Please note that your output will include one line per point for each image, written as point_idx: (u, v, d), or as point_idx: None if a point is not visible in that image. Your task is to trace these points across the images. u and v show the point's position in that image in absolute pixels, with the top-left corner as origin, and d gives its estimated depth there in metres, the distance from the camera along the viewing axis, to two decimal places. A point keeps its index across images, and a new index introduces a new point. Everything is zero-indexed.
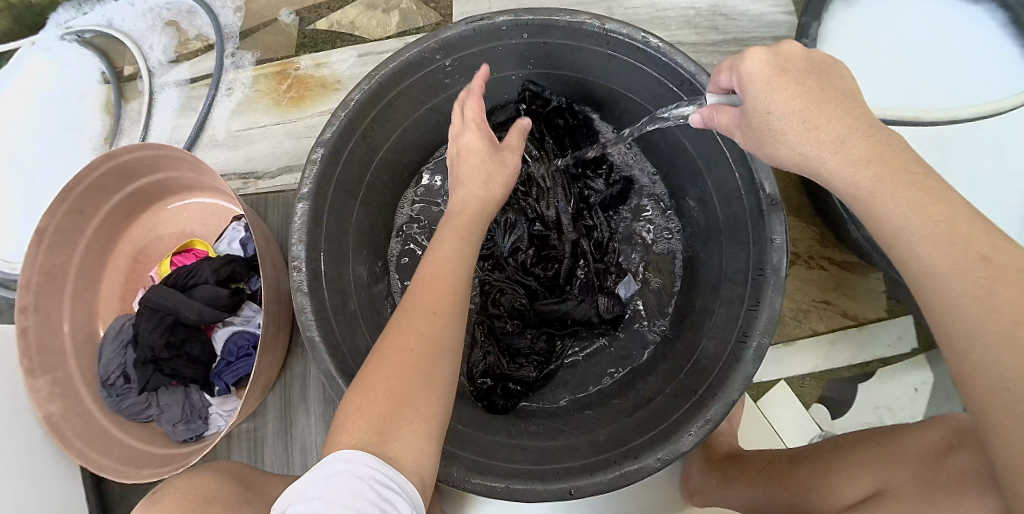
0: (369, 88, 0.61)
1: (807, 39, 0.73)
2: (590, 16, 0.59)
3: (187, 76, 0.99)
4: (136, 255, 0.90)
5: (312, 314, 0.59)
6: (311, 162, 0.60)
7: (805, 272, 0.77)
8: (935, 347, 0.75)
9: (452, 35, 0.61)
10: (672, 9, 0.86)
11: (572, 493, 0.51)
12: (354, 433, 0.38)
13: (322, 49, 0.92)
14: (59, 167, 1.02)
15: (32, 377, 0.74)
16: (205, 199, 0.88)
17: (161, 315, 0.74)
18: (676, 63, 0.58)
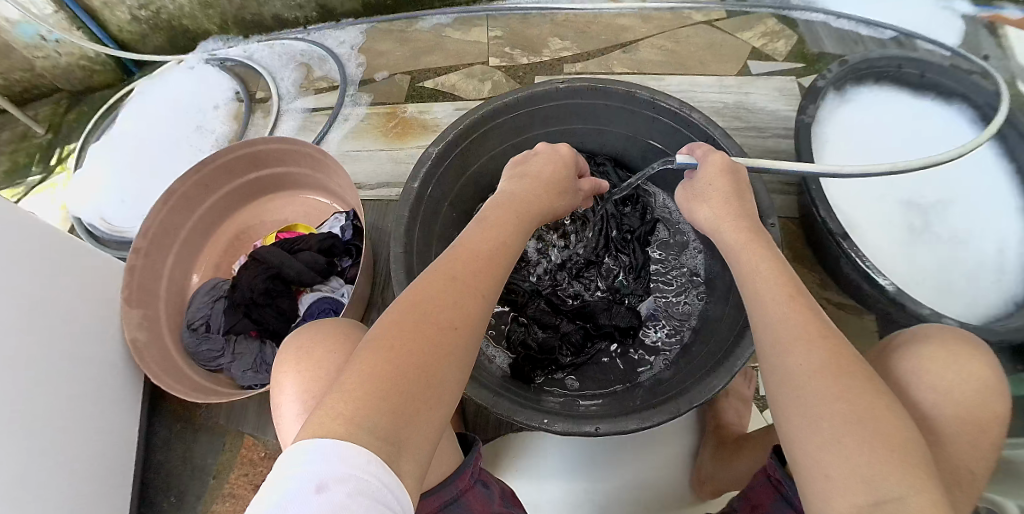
0: (474, 116, 0.83)
1: (804, 118, 0.88)
2: (641, 87, 0.82)
3: (311, 107, 1.23)
4: (238, 234, 1.09)
5: (401, 275, 0.74)
6: (425, 159, 0.80)
7: None
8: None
9: (541, 89, 0.84)
10: (705, 101, 1.11)
11: (598, 429, 0.60)
12: (343, 400, 0.40)
13: (426, 101, 1.17)
14: (177, 156, 1.26)
15: (128, 306, 0.92)
16: (312, 198, 1.08)
17: (265, 267, 0.91)
18: (702, 124, 0.78)
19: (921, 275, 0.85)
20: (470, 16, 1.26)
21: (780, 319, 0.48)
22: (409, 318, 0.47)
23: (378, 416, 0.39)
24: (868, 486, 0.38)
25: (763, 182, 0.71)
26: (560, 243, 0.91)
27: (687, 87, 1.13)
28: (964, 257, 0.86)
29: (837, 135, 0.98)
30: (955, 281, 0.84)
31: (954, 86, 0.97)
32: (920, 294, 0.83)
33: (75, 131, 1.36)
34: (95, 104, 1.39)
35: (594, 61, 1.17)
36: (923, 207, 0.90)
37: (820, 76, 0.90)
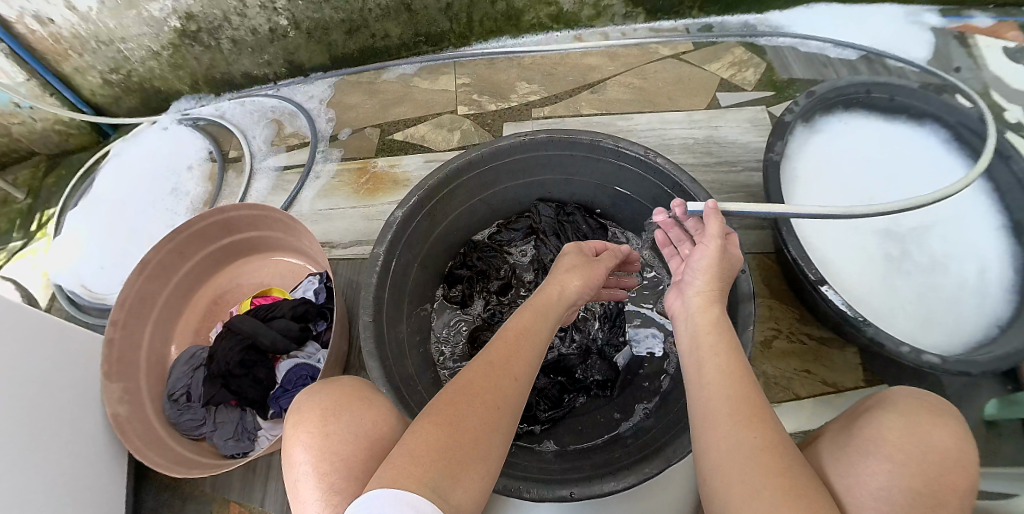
0: (436, 177, 0.81)
1: (773, 154, 0.86)
2: (605, 136, 0.81)
3: (283, 164, 1.23)
4: (216, 298, 1.06)
5: (372, 349, 0.70)
6: (389, 224, 0.77)
7: (787, 345, 0.84)
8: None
9: (501, 145, 0.82)
10: (675, 138, 1.10)
11: (571, 495, 0.57)
12: (413, 473, 0.40)
13: (396, 154, 1.17)
14: (154, 217, 1.23)
15: (109, 380, 0.87)
16: (286, 260, 1.06)
17: (240, 337, 0.88)
18: (670, 172, 0.76)
19: (902, 305, 0.83)
20: (437, 63, 1.27)
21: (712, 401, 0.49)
22: (467, 384, 0.49)
23: (440, 477, 0.40)
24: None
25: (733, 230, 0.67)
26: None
27: (657, 124, 1.12)
28: (943, 283, 0.85)
29: (808, 168, 0.97)
30: (933, 310, 0.83)
31: (925, 106, 0.96)
32: (899, 327, 0.81)
33: (55, 195, 1.32)
34: (74, 166, 1.36)
35: (562, 104, 1.17)
36: (900, 234, 0.89)
37: (787, 110, 0.88)
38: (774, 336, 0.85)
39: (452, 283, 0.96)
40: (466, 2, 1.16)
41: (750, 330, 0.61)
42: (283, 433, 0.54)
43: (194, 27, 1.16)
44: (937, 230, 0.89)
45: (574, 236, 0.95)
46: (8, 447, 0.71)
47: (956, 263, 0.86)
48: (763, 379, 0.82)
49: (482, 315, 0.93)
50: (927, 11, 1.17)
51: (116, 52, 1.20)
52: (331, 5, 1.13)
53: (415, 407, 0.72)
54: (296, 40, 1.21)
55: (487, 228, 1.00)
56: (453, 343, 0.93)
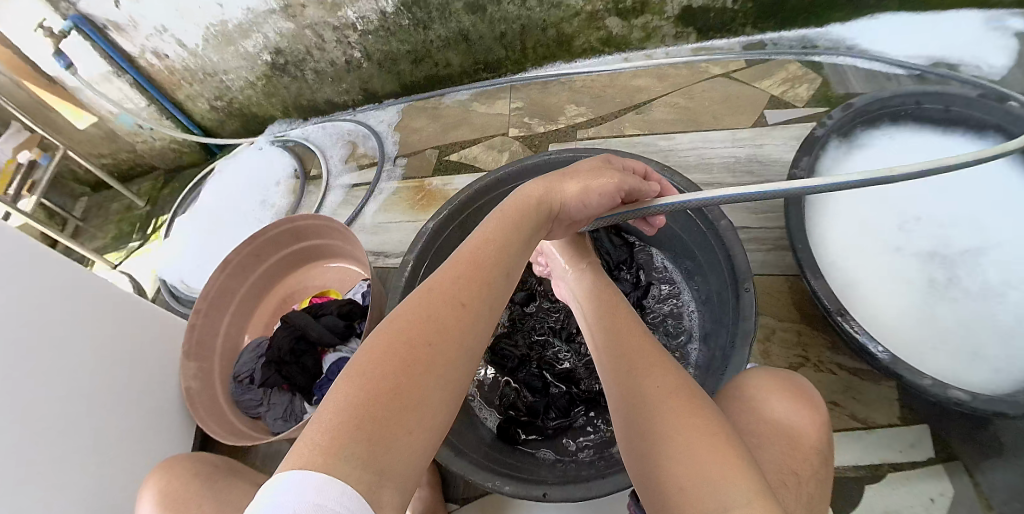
0: (468, 191, 0.87)
1: (797, 171, 0.80)
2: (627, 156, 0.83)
3: (352, 181, 1.37)
4: (285, 298, 1.20)
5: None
6: (422, 232, 0.85)
7: (815, 375, 0.78)
8: (955, 460, 0.70)
9: (531, 163, 0.87)
10: (716, 157, 1.08)
11: (544, 496, 0.55)
12: (325, 443, 0.37)
13: (450, 173, 1.26)
14: (244, 225, 1.42)
15: (187, 360, 1.02)
16: (342, 264, 1.18)
17: (293, 328, 1.00)
18: (683, 190, 0.76)
19: (938, 336, 0.74)
20: (495, 88, 1.35)
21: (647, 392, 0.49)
22: (392, 332, 0.46)
23: (357, 442, 0.38)
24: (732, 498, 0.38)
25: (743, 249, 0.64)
26: (551, 306, 0.86)
27: (699, 143, 1.11)
28: (999, 314, 0.74)
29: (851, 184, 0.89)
30: (978, 341, 0.73)
31: (985, 116, 0.86)
32: (932, 363, 0.73)
33: (168, 202, 1.58)
34: (185, 179, 1.63)
35: (606, 125, 1.20)
36: (947, 257, 0.80)
37: (820, 123, 0.83)
38: (802, 364, 0.79)
39: None
40: (518, 29, 1.23)
41: (746, 350, 0.59)
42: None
43: (282, 60, 1.32)
44: (988, 248, 0.79)
45: None
46: (92, 404, 0.85)
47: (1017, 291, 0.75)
48: None
49: None
50: (1010, 15, 1.05)
51: (218, 82, 1.40)
52: (399, 37, 1.26)
53: None
54: (368, 70, 1.35)
55: None
56: None
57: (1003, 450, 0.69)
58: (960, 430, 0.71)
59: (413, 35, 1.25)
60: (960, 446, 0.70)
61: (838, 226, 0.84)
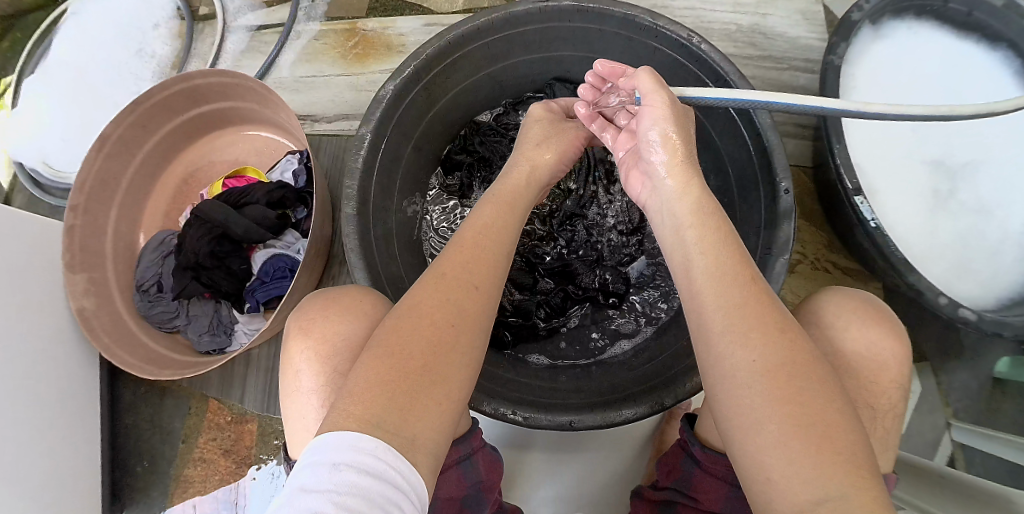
0: (440, 45, 0.67)
1: (833, 57, 0.77)
2: (642, 11, 0.67)
3: (259, 23, 1.03)
4: (187, 178, 0.97)
5: (356, 248, 0.63)
6: (381, 97, 0.66)
7: (810, 271, 0.91)
8: (925, 361, 0.89)
9: (518, 11, 0.68)
10: (715, 22, 0.97)
11: (572, 425, 0.56)
12: (360, 416, 0.35)
13: (389, 14, 0.97)
14: (122, 89, 1.08)
15: (72, 271, 0.81)
16: (265, 135, 0.95)
17: (210, 227, 0.81)
18: (717, 63, 0.65)
19: (939, 250, 0.83)
20: None
21: (725, 316, 0.42)
22: (413, 306, 0.43)
23: (388, 411, 0.36)
24: (810, 485, 0.33)
25: (781, 142, 0.63)
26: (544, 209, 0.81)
27: (695, 3, 0.98)
28: (984, 231, 0.83)
29: (865, 77, 0.85)
30: (965, 257, 0.83)
31: (999, 27, 0.82)
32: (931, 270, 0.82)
33: (12, 60, 1.13)
34: (31, 30, 1.14)
35: None
36: (951, 169, 0.85)
37: (856, 7, 0.78)
38: (799, 261, 0.92)
39: (446, 181, 0.86)
40: None
41: (782, 259, 0.60)
42: (283, 337, 0.54)
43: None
44: (989, 164, 0.84)
45: None
46: None
47: (994, 214, 0.83)
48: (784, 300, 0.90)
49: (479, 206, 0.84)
50: None
51: None
52: None
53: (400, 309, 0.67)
54: None
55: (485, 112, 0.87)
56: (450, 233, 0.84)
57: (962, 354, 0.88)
58: (934, 338, 0.89)
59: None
60: (932, 356, 0.89)
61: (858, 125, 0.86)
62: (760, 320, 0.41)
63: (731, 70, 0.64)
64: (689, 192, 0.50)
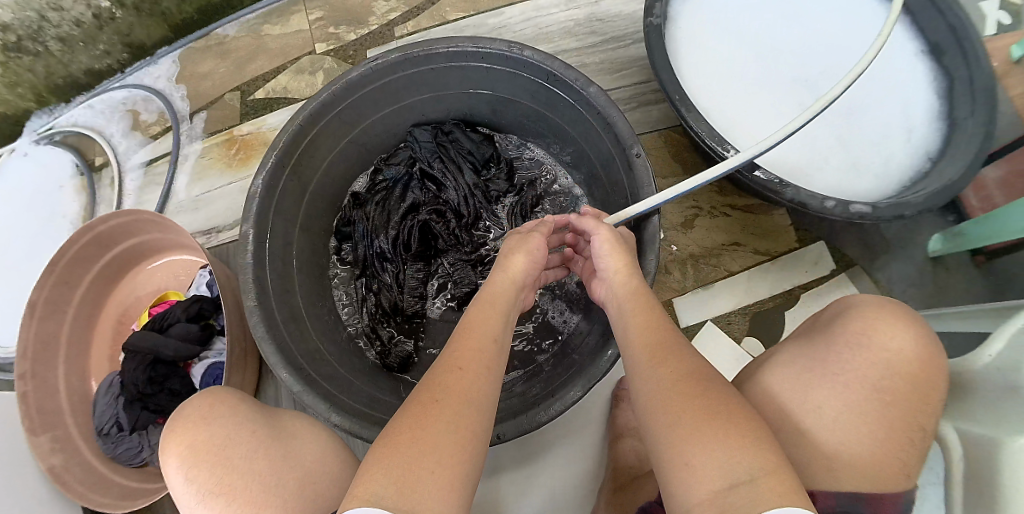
0: (293, 128, 0.73)
1: (653, 18, 0.85)
2: (461, 42, 0.74)
3: (148, 158, 1.09)
4: (120, 319, 1.01)
5: (266, 334, 0.68)
6: (253, 192, 0.71)
7: (713, 220, 0.96)
8: (854, 266, 0.96)
9: (353, 76, 0.74)
10: (552, 25, 1.02)
11: (502, 437, 0.61)
12: (368, 488, 0.45)
13: (260, 114, 1.05)
14: (42, 254, 1.12)
15: (35, 435, 0.85)
16: (179, 257, 1.01)
17: (141, 356, 0.84)
18: (538, 63, 0.73)
19: (824, 160, 0.95)
20: (284, 4, 1.11)
21: (647, 374, 0.54)
22: (428, 399, 0.52)
23: (389, 486, 0.44)
24: (722, 471, 0.44)
25: (620, 114, 0.71)
26: (446, 248, 0.85)
27: (530, 12, 1.02)
28: (861, 130, 0.97)
29: (700, 26, 0.93)
30: (854, 154, 0.95)
31: None
32: (824, 180, 0.93)
33: None
34: None
35: (426, 15, 1.05)
36: None
37: None
38: (697, 214, 0.96)
39: (341, 251, 0.89)
40: None
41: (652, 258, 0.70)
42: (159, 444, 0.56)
43: (12, 37, 0.98)
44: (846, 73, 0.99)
45: (459, 156, 0.86)
46: None
47: (862, 114, 0.97)
48: (700, 253, 0.95)
49: (371, 260, 0.84)
50: None
51: None
52: None
53: (324, 381, 0.71)
54: (126, 19, 1.04)
55: (360, 177, 0.91)
56: (354, 299, 0.86)
57: (884, 251, 0.97)
58: (854, 244, 0.98)
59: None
60: (861, 259, 0.97)
61: (694, 70, 0.90)
62: (671, 359, 0.55)
63: (559, 66, 0.72)
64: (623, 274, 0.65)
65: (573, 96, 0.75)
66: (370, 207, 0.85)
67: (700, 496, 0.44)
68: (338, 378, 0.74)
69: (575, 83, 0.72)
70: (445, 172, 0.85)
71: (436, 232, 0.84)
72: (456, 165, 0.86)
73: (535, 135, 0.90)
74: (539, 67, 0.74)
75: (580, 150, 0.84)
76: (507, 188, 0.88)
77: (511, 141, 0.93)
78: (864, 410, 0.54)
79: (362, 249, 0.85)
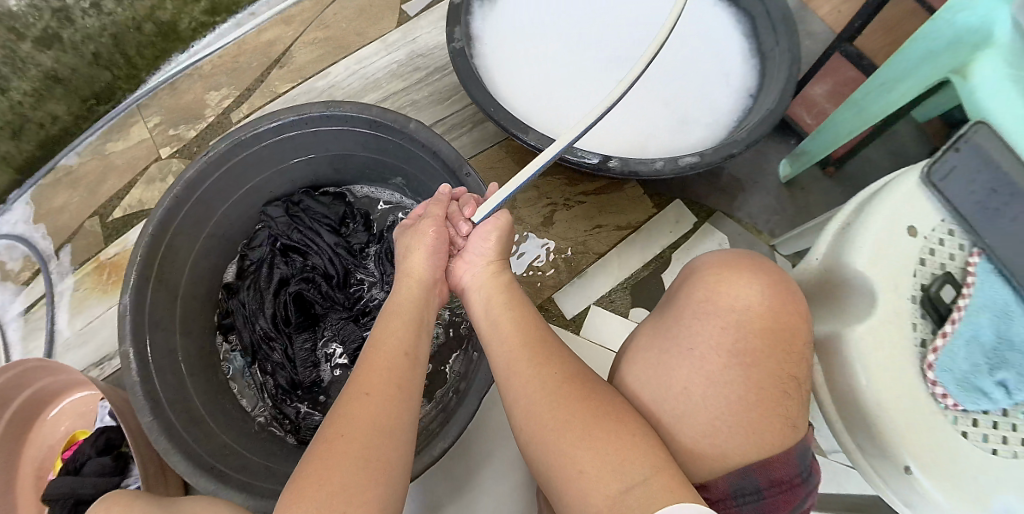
0: (145, 240, 0.74)
1: (456, 42, 0.89)
2: (282, 115, 0.79)
3: (24, 307, 1.04)
4: (40, 472, 0.96)
5: (169, 444, 0.69)
6: (123, 312, 0.72)
7: (571, 210, 1.04)
8: (715, 212, 1.07)
9: (190, 174, 0.77)
10: (377, 72, 1.08)
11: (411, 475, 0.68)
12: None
13: (122, 234, 1.06)
14: None
15: None
16: (83, 394, 1.00)
17: (59, 502, 0.83)
18: (356, 117, 0.78)
19: (654, 125, 1.02)
20: (121, 117, 1.11)
21: (530, 381, 0.58)
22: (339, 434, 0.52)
23: None
24: (619, 472, 0.50)
25: (443, 141, 0.78)
26: (327, 309, 0.90)
27: (353, 66, 1.09)
28: (679, 88, 1.06)
29: (508, 37, 1.01)
30: (681, 112, 1.03)
31: None
32: (661, 140, 1.01)
33: None
34: None
35: (258, 94, 1.11)
36: None
37: None
38: (555, 210, 1.04)
39: (229, 346, 0.92)
40: (110, 40, 1.04)
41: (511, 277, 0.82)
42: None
43: None
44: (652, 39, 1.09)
45: (316, 221, 0.92)
46: None
47: (676, 72, 1.07)
48: (569, 244, 1.02)
49: (260, 344, 0.88)
50: None
51: None
52: None
53: (237, 473, 0.73)
54: None
55: (229, 268, 0.95)
56: (256, 386, 0.90)
57: (737, 189, 1.09)
58: (705, 192, 1.08)
59: None
60: (725, 203, 1.08)
61: (511, 78, 0.97)
62: (553, 360, 0.60)
63: (376, 113, 0.78)
64: (497, 278, 0.70)
65: (398, 136, 0.80)
66: (243, 294, 0.89)
67: (602, 498, 0.49)
68: (250, 467, 0.76)
69: (394, 124, 0.78)
70: (308, 241, 0.91)
71: (313, 299, 0.89)
72: (314, 232, 0.92)
73: (382, 181, 0.97)
74: (358, 120, 0.79)
75: (422, 184, 0.90)
76: (371, 238, 0.95)
77: (363, 193, 1.00)
78: (727, 379, 0.56)
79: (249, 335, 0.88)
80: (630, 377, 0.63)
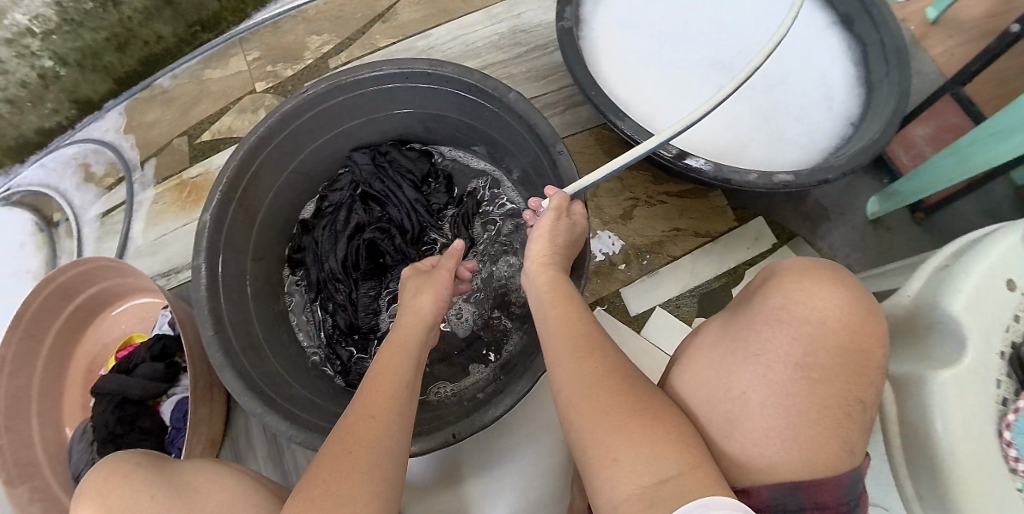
0: (234, 163, 0.75)
1: (564, 21, 0.89)
2: (386, 65, 0.78)
3: (102, 211, 1.09)
4: (91, 365, 1.01)
5: (224, 361, 0.69)
6: (202, 225, 0.73)
7: (651, 209, 1.02)
8: (797, 236, 1.03)
9: (287, 107, 0.77)
10: (477, 41, 1.09)
11: (456, 436, 0.66)
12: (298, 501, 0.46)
13: (206, 157, 1.09)
14: None
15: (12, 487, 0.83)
16: (143, 302, 1.03)
17: (109, 397, 0.85)
18: (457, 77, 0.77)
19: (747, 137, 0.99)
20: (221, 47, 1.14)
21: (574, 364, 0.56)
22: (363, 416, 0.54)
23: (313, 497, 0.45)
24: (647, 464, 0.45)
25: (541, 117, 0.75)
26: (394, 261, 0.90)
27: (455, 31, 1.10)
28: (777, 105, 1.02)
29: (612, 25, 0.99)
30: (779, 128, 1.00)
31: None
32: (753, 152, 0.98)
33: None
34: None
35: (357, 45, 1.12)
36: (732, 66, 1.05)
37: None
38: (634, 205, 1.02)
39: (295, 281, 0.93)
40: None
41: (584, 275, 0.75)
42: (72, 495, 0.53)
43: None
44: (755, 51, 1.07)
45: (398, 174, 0.93)
46: None
47: (778, 86, 1.04)
48: (642, 241, 1.00)
49: (326, 283, 0.89)
50: None
51: None
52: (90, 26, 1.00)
53: (285, 402, 0.73)
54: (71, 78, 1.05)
55: (308, 205, 0.96)
56: (315, 324, 0.90)
57: (821, 218, 1.04)
58: (788, 216, 1.04)
59: (105, 13, 1.00)
60: (805, 229, 1.03)
61: (611, 66, 0.97)
62: (597, 352, 0.57)
63: (478, 76, 0.77)
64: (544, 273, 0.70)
65: (495, 103, 0.79)
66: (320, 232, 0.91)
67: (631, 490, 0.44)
68: (297, 399, 0.76)
69: (495, 91, 0.76)
70: (388, 191, 0.92)
71: (384, 248, 0.90)
72: (396, 183, 0.92)
73: (467, 145, 0.97)
74: (458, 80, 0.78)
75: (508, 153, 0.89)
76: (449, 200, 0.95)
77: (446, 155, 1.00)
78: (789, 391, 0.50)
79: (319, 273, 0.90)
80: (683, 378, 0.58)
